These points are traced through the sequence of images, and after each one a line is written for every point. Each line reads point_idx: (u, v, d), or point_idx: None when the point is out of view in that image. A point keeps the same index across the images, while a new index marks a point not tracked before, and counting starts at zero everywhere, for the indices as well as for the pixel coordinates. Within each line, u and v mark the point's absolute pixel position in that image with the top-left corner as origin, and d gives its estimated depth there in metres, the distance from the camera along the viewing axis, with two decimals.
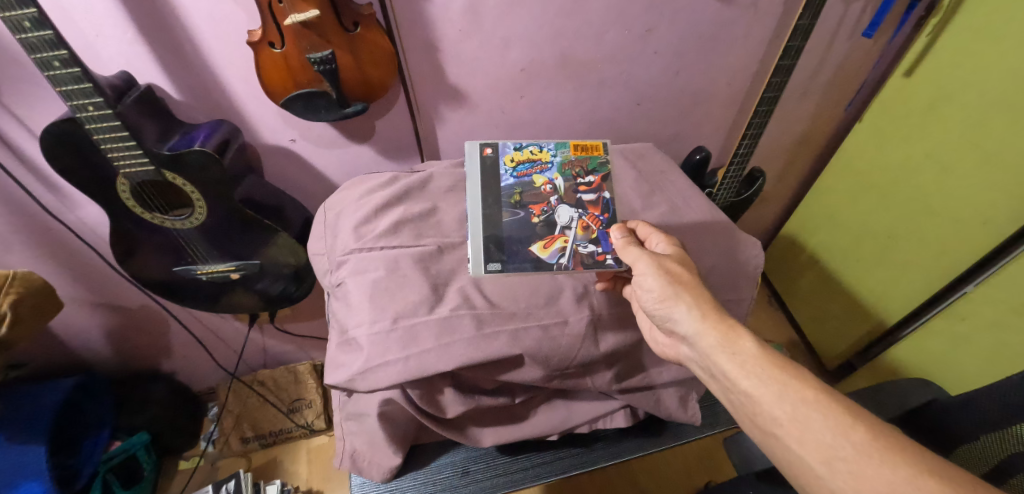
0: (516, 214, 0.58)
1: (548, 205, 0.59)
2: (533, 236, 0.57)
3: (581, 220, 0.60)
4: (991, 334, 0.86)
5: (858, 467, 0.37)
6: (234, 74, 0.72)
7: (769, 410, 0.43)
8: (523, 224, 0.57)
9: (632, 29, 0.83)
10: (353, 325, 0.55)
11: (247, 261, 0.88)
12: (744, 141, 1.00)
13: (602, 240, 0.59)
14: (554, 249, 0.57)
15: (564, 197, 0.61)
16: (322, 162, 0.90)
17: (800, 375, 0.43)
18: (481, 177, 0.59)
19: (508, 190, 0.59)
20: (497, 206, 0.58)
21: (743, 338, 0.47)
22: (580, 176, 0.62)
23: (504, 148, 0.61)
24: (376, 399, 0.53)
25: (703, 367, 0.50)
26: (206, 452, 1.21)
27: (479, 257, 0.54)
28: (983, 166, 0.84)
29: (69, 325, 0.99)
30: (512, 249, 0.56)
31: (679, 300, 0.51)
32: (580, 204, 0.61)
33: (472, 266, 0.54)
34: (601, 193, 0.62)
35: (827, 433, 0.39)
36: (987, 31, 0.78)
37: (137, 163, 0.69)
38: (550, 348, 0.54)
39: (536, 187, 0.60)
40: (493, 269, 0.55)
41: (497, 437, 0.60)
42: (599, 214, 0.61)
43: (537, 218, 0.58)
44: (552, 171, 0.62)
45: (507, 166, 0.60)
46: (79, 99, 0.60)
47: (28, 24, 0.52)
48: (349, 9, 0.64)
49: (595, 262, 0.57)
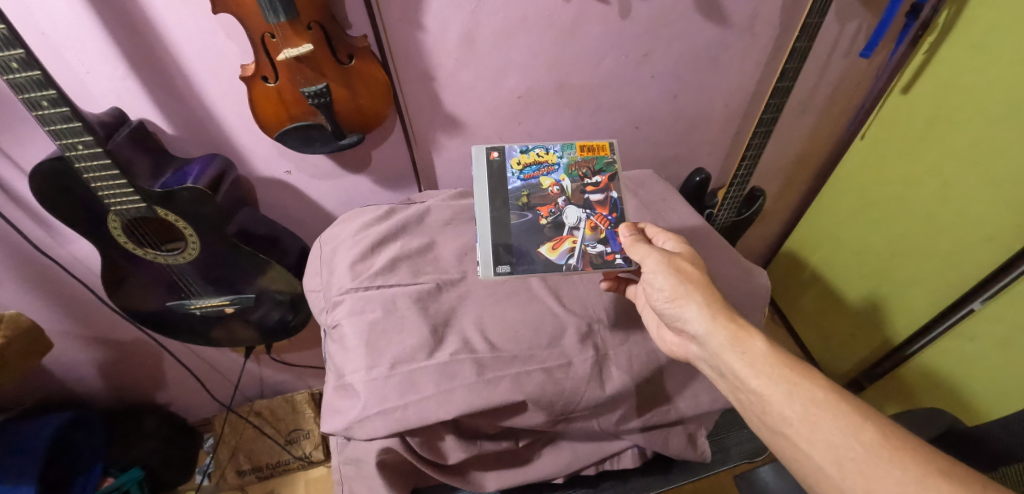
0: (523, 216, 0.57)
1: (556, 206, 0.58)
2: (542, 236, 0.56)
3: (589, 221, 0.59)
4: (1002, 352, 0.85)
5: (868, 468, 0.35)
6: (228, 107, 0.71)
7: (778, 409, 0.40)
8: (531, 226, 0.57)
9: (629, 55, 0.83)
10: (349, 370, 0.53)
11: (241, 294, 0.86)
12: (744, 162, 0.99)
13: (611, 240, 0.58)
14: (564, 248, 0.56)
15: (572, 198, 0.59)
16: (317, 193, 0.88)
17: (812, 376, 0.41)
18: (488, 180, 0.58)
19: (515, 192, 0.59)
20: (505, 209, 0.58)
21: (755, 338, 0.44)
22: (586, 179, 0.61)
23: (510, 152, 0.60)
24: (375, 447, 0.51)
25: (712, 366, 0.47)
26: (201, 487, 1.17)
27: (489, 258, 0.54)
28: (985, 183, 0.83)
29: (60, 360, 0.96)
30: (521, 251, 0.55)
31: (690, 297, 0.49)
32: (587, 204, 0.59)
33: (482, 269, 0.54)
34: (609, 192, 0.60)
35: (836, 431, 0.37)
36: (984, 48, 0.78)
37: (128, 200, 0.67)
38: (553, 393, 0.52)
39: (544, 188, 0.59)
40: (503, 271, 0.54)
41: (500, 482, 0.58)
42: (608, 214, 0.59)
43: (545, 219, 0.58)
44: (559, 173, 0.61)
45: (513, 169, 0.60)
46: (68, 138, 0.59)
47: (16, 64, 0.51)
48: (343, 42, 0.63)
49: (605, 262, 0.56)
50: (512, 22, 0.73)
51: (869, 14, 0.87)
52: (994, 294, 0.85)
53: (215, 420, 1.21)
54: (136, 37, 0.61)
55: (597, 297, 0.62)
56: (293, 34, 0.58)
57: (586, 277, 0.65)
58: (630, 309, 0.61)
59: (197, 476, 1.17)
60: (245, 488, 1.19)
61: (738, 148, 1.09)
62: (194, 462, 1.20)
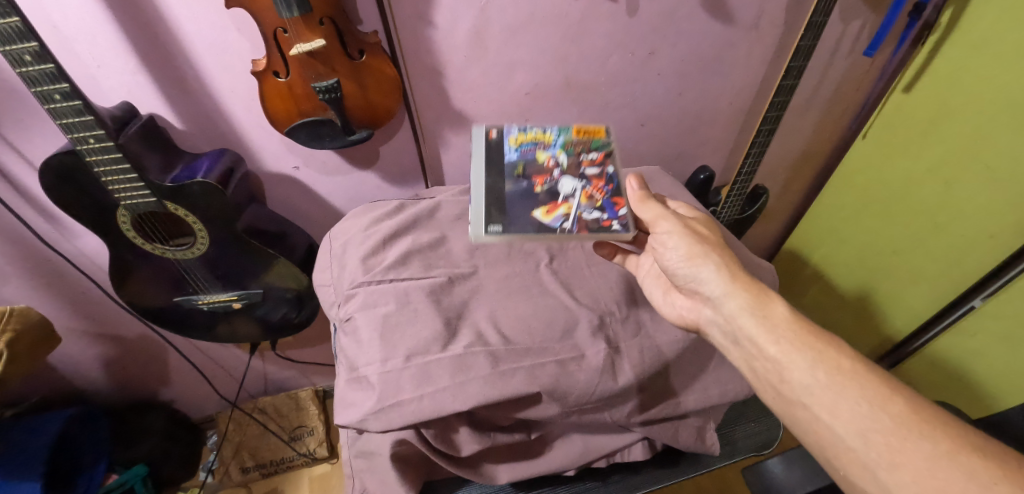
0: (518, 183, 0.55)
1: (550, 177, 0.56)
2: (534, 201, 0.53)
3: (585, 190, 0.56)
4: (1004, 346, 0.88)
5: (895, 439, 0.35)
6: (237, 103, 0.72)
7: (800, 378, 0.41)
8: (524, 193, 0.54)
9: (637, 53, 0.83)
10: (363, 363, 0.54)
11: (249, 290, 0.86)
12: (748, 160, 1.00)
13: (608, 207, 0.54)
14: (558, 213, 0.52)
15: (568, 170, 0.58)
16: (325, 189, 0.89)
17: (836, 345, 0.42)
18: (486, 153, 0.59)
19: (511, 164, 0.58)
20: (500, 179, 0.56)
21: (775, 302, 0.45)
22: (582, 155, 0.60)
23: (508, 130, 0.61)
24: (388, 439, 0.51)
25: (725, 330, 0.48)
26: (205, 483, 1.16)
27: (479, 219, 0.51)
28: (986, 183, 0.84)
29: (65, 357, 0.96)
30: (513, 214, 0.52)
31: (708, 258, 0.49)
32: (583, 177, 0.57)
33: (472, 229, 0.51)
34: (605, 167, 0.59)
35: (864, 404, 0.38)
36: (987, 49, 0.78)
37: (139, 194, 0.67)
38: (568, 384, 0.52)
39: (539, 161, 0.58)
40: (494, 232, 0.50)
41: (512, 474, 0.58)
42: (604, 185, 0.56)
43: (540, 187, 0.55)
44: (555, 149, 0.60)
45: (511, 144, 0.60)
46: (80, 131, 0.59)
47: (29, 57, 0.51)
48: (355, 37, 0.63)
49: (601, 226, 0.52)
50: (522, 19, 0.73)
51: (872, 14, 0.89)
52: (995, 290, 0.88)
53: (220, 417, 1.21)
54: (148, 31, 0.61)
55: (608, 292, 0.63)
56: (306, 29, 0.58)
57: (596, 272, 0.66)
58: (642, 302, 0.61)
59: (201, 474, 1.16)
60: (249, 486, 1.18)
61: (742, 147, 1.09)
62: (199, 459, 1.20)
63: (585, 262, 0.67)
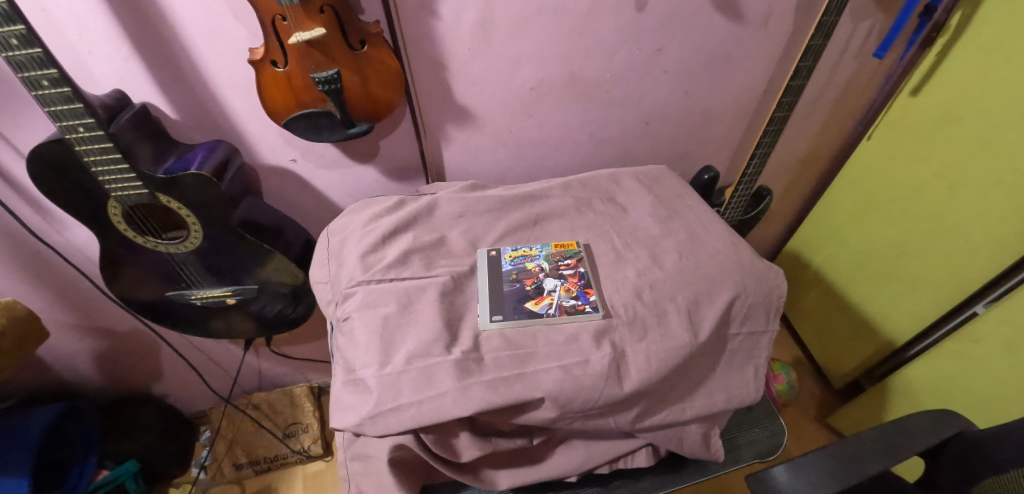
0: (512, 285, 0.62)
1: (537, 278, 0.63)
2: (523, 296, 0.60)
3: (564, 285, 0.62)
4: (1004, 357, 0.84)
5: None
6: (234, 92, 0.69)
7: None
8: (515, 293, 0.61)
9: (644, 48, 0.81)
10: (360, 365, 0.52)
11: (244, 285, 0.83)
12: (754, 160, 0.97)
13: (582, 295, 0.60)
14: (543, 303, 0.59)
15: (549, 272, 0.64)
16: (323, 183, 0.86)
17: None
18: (486, 272, 0.63)
19: (506, 271, 0.64)
20: (498, 281, 0.62)
21: None
22: (559, 261, 0.66)
23: (504, 248, 0.67)
24: (386, 444, 0.50)
25: None
26: (197, 480, 1.15)
27: (484, 311, 0.58)
28: (991, 185, 0.82)
29: (55, 350, 0.94)
30: (510, 308, 0.58)
31: None
32: (560, 275, 0.63)
33: (479, 319, 0.57)
34: (578, 268, 0.64)
35: None
36: (995, 50, 0.77)
37: (130, 186, 0.65)
38: (572, 389, 0.51)
39: (527, 269, 0.64)
40: (498, 321, 0.57)
41: (513, 481, 0.57)
42: (579, 281, 0.62)
43: (529, 287, 0.62)
44: (540, 259, 0.66)
45: (506, 258, 0.66)
46: (69, 120, 0.56)
47: (16, 41, 0.48)
48: (356, 26, 0.60)
49: (575, 310, 0.58)
50: (527, 12, 0.71)
51: (882, 15, 0.87)
52: (998, 298, 0.85)
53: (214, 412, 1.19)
54: (141, 17, 0.59)
55: (614, 293, 0.61)
56: (306, 17, 0.56)
57: (600, 272, 0.64)
58: (649, 305, 0.59)
59: (193, 469, 1.16)
60: (241, 483, 1.16)
61: (748, 147, 1.08)
62: (190, 455, 1.18)
63: (590, 263, 0.66)
